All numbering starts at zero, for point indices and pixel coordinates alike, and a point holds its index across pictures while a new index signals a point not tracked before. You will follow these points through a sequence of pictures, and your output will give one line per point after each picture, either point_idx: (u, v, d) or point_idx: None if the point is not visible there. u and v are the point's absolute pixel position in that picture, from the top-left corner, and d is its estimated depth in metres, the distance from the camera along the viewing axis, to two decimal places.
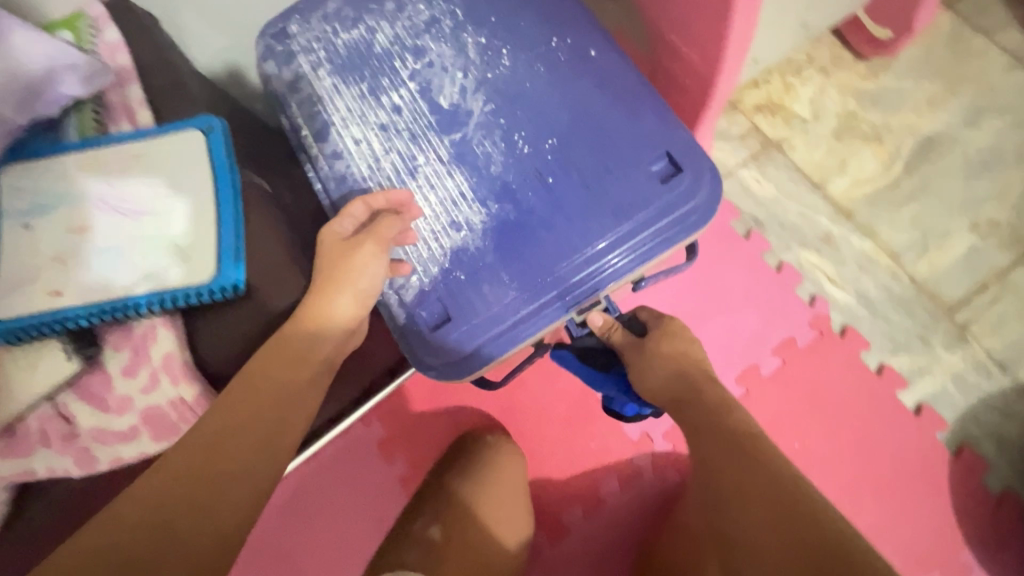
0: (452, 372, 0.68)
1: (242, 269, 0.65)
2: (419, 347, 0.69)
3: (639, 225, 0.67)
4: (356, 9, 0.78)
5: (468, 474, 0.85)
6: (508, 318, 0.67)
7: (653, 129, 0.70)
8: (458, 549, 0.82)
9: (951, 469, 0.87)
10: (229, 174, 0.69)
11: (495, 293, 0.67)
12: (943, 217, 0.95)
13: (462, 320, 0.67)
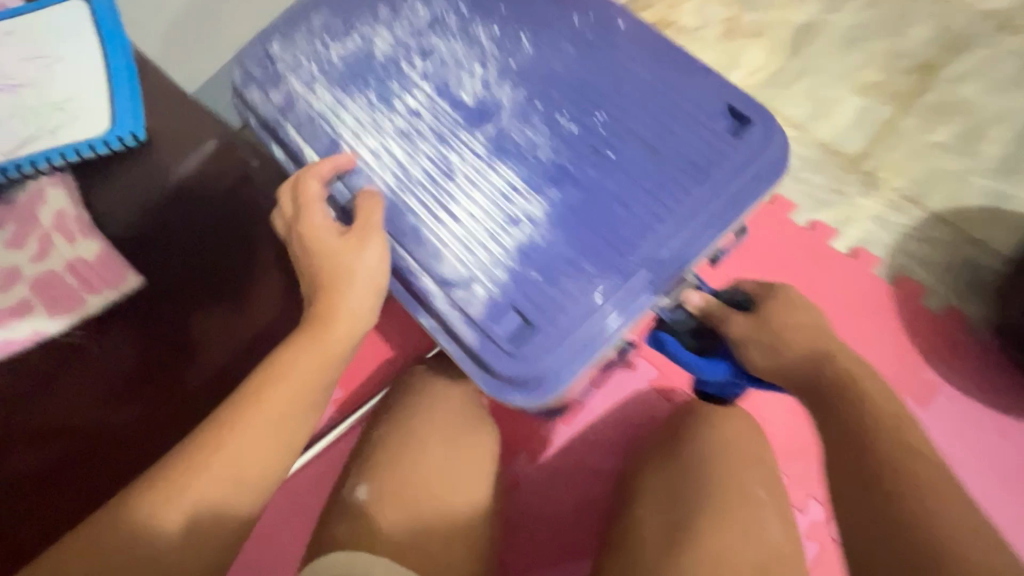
0: (537, 392, 0.65)
1: (139, 119, 0.64)
2: (496, 376, 0.66)
3: (722, 187, 0.68)
4: (346, 19, 0.76)
5: (392, 420, 0.73)
6: (600, 309, 0.65)
7: (715, 87, 0.72)
8: (394, 500, 0.66)
9: (895, 299, 0.87)
10: (118, 34, 0.67)
11: (581, 286, 0.65)
12: (831, 88, 1.00)
13: (547, 323, 0.65)
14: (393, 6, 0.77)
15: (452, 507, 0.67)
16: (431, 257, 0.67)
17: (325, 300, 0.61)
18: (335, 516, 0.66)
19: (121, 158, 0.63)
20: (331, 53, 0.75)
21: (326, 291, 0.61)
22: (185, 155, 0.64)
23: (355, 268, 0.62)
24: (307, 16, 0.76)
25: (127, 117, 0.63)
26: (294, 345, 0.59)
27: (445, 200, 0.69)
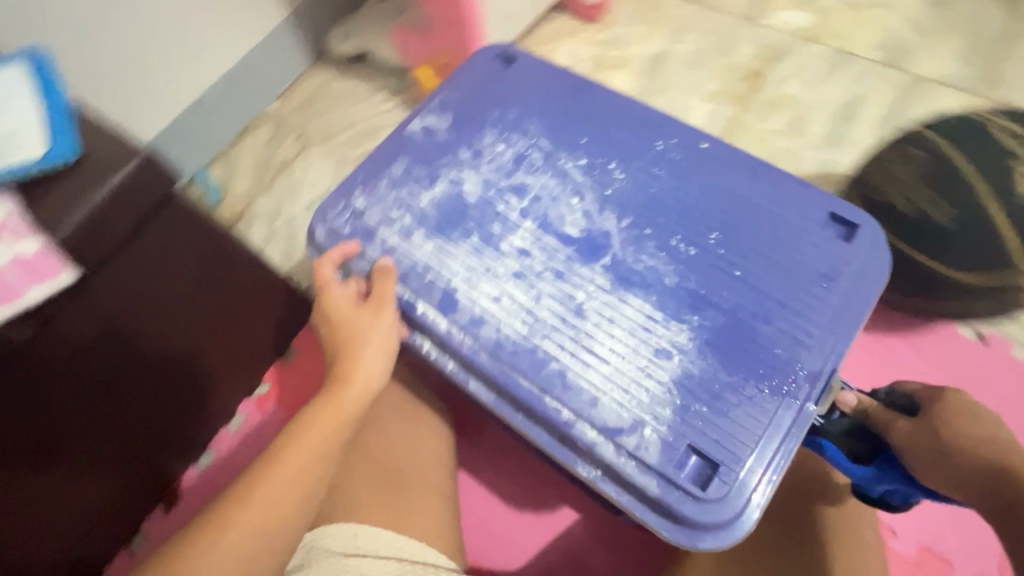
0: (722, 531, 0.53)
1: (74, 138, 0.58)
2: (683, 526, 0.53)
3: (844, 297, 0.58)
4: (427, 166, 0.67)
5: None
6: (788, 426, 0.54)
7: (815, 195, 0.63)
8: (359, 475, 0.69)
9: None
10: (60, 83, 0.63)
11: (756, 408, 0.55)
12: (683, 101, 1.21)
13: (734, 461, 0.53)
14: (473, 148, 0.68)
15: (412, 473, 0.70)
16: (557, 381, 0.57)
17: (344, 360, 0.60)
18: (318, 496, 0.67)
19: (55, 179, 0.57)
20: (392, 230, 0.65)
21: (343, 352, 0.60)
22: (109, 175, 0.57)
23: (368, 333, 0.60)
24: (384, 168, 0.68)
25: (58, 137, 0.57)
26: (315, 403, 0.59)
27: (586, 342, 0.58)
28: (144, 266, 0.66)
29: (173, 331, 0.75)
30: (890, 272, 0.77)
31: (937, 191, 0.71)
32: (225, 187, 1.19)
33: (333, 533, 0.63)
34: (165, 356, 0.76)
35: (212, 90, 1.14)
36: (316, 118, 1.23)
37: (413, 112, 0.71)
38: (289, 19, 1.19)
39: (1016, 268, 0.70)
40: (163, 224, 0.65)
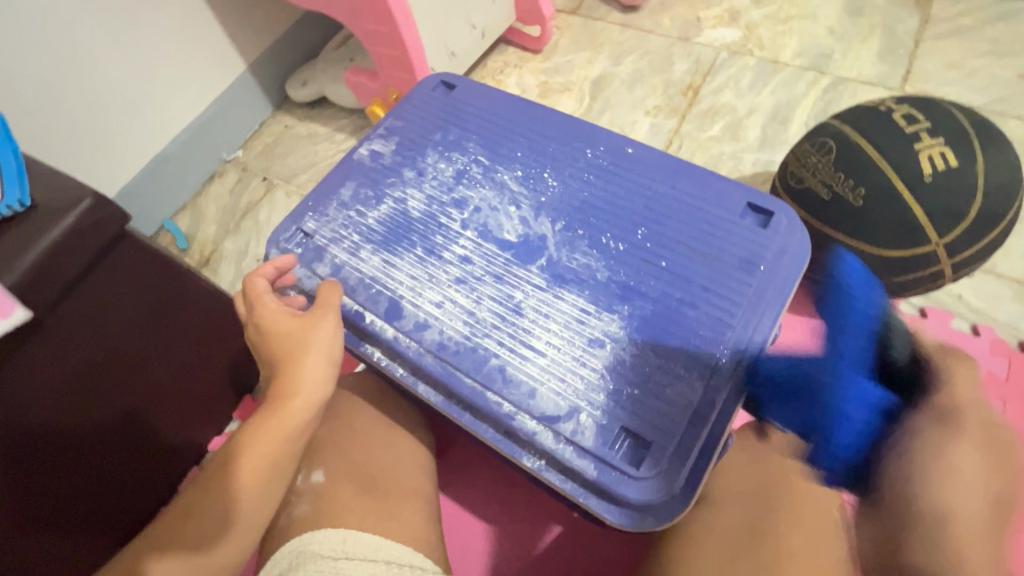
0: (658, 514, 0.55)
1: (25, 187, 0.62)
2: (621, 504, 0.55)
3: (763, 281, 0.62)
4: (375, 187, 0.72)
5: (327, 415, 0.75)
6: (716, 401, 0.57)
7: (730, 188, 0.67)
8: (345, 479, 0.69)
9: None
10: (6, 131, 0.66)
11: (687, 386, 0.57)
12: (627, 117, 1.26)
13: (665, 439, 0.56)
14: (418, 168, 0.72)
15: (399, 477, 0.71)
16: (497, 377, 0.59)
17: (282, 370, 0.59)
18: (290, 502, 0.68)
19: (9, 224, 0.61)
20: (336, 246, 0.68)
21: (283, 364, 0.59)
22: (58, 219, 0.61)
23: (303, 343, 0.59)
24: (337, 190, 0.72)
25: (14, 186, 0.62)
26: (261, 416, 0.59)
27: (524, 337, 0.61)
28: (88, 308, 0.67)
29: (130, 367, 0.76)
30: (819, 255, 0.81)
31: (848, 174, 0.76)
32: (191, 235, 1.22)
33: (322, 537, 0.62)
34: (126, 393, 0.77)
35: (174, 144, 1.18)
36: (277, 161, 1.28)
37: (362, 139, 0.76)
38: (246, 72, 1.25)
39: (929, 241, 0.74)
40: (108, 263, 0.67)
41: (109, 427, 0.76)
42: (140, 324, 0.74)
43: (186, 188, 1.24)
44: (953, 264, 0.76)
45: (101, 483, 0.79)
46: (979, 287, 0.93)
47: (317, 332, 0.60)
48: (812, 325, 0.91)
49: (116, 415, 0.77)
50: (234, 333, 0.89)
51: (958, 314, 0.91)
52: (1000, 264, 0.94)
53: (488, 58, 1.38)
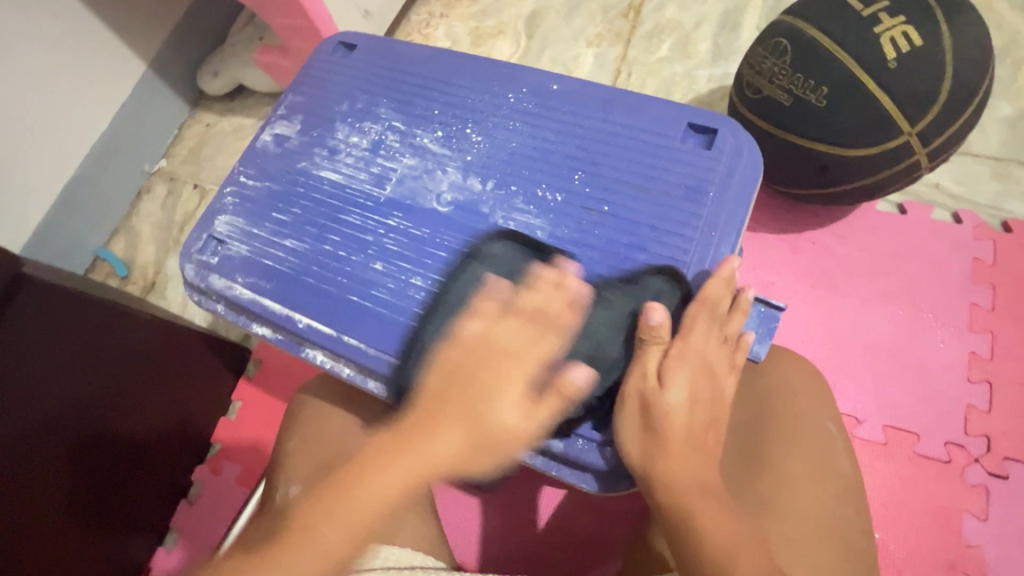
0: (610, 481, 0.54)
1: None
2: (589, 470, 0.54)
3: (716, 207, 0.56)
4: (284, 177, 0.65)
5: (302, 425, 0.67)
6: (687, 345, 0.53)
7: (669, 108, 0.61)
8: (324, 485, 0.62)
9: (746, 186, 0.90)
10: None
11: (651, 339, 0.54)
12: (569, 51, 1.14)
13: None
14: (327, 148, 0.65)
15: None
16: None
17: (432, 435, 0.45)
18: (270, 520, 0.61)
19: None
20: (262, 257, 0.62)
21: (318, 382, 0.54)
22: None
23: (480, 424, 0.45)
24: (244, 186, 0.65)
25: None
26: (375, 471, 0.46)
27: None
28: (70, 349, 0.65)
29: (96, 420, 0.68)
30: (788, 166, 0.76)
31: (809, 74, 0.69)
32: (130, 260, 1.08)
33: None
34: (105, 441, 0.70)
35: (86, 162, 1.02)
36: (206, 165, 1.13)
37: (264, 124, 0.68)
38: (149, 71, 1.08)
39: (901, 131, 0.68)
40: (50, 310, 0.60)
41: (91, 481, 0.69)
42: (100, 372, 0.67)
43: (114, 210, 1.09)
44: (929, 152, 0.70)
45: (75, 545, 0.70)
46: (956, 171, 0.89)
47: (501, 416, 0.46)
48: (796, 251, 0.86)
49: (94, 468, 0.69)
50: (202, 364, 0.84)
51: (939, 204, 0.87)
52: (976, 146, 0.89)
53: (409, 12, 1.24)
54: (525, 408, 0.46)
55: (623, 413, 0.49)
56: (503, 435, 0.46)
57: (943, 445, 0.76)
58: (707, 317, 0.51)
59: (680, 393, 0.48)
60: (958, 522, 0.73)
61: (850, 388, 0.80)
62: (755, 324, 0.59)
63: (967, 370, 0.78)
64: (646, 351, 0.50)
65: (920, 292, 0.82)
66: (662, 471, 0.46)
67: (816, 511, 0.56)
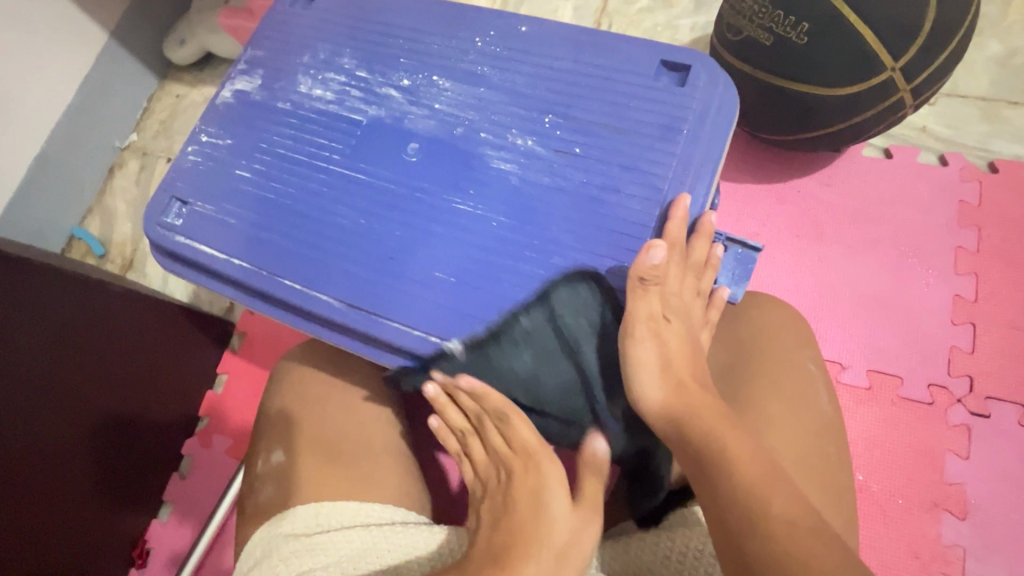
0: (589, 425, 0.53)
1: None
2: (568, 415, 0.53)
3: (690, 145, 0.55)
4: (248, 134, 0.62)
5: (282, 391, 0.66)
6: None
7: (640, 46, 0.58)
8: (307, 448, 0.61)
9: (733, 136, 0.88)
10: None
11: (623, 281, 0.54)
12: (546, 2, 1.02)
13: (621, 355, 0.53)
14: (290, 102, 0.63)
15: (369, 435, 0.63)
16: (429, 318, 0.54)
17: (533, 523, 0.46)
18: (255, 486, 0.61)
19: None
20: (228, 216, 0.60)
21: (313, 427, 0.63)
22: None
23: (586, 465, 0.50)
24: (207, 146, 0.63)
25: None
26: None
27: (438, 262, 0.55)
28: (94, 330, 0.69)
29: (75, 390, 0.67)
30: (769, 111, 0.74)
31: (788, 10, 0.66)
32: (106, 238, 1.06)
33: (296, 515, 0.55)
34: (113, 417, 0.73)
35: (53, 139, 0.98)
36: (178, 137, 1.09)
37: (224, 81, 0.66)
38: (110, 40, 1.02)
39: (884, 67, 0.66)
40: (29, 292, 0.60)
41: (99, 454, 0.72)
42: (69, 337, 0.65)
43: (85, 187, 1.06)
44: (912, 89, 0.68)
45: (86, 502, 0.72)
46: (944, 114, 0.87)
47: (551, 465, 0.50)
48: (783, 200, 0.85)
49: (82, 437, 0.69)
50: (197, 345, 0.85)
51: (925, 147, 0.86)
52: (962, 87, 0.88)
53: None
54: (569, 503, 0.48)
55: (636, 355, 0.49)
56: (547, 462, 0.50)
57: (926, 387, 0.76)
58: (683, 264, 0.52)
59: (678, 333, 0.50)
60: (941, 461, 0.73)
61: (838, 334, 0.79)
62: (731, 265, 0.58)
63: (951, 313, 0.78)
64: (648, 294, 0.49)
65: (905, 236, 0.82)
66: (684, 413, 0.47)
67: (797, 451, 0.57)
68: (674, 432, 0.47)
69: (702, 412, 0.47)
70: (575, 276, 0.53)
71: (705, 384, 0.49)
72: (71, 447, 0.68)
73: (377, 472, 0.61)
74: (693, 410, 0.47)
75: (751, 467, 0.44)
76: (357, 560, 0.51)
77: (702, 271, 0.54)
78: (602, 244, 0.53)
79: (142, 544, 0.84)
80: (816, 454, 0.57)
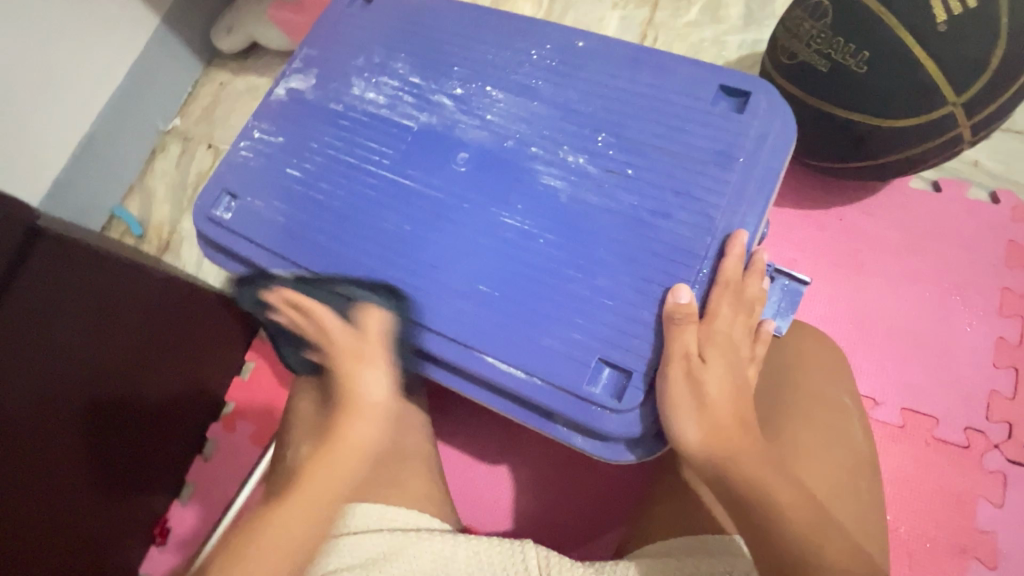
0: (621, 451, 0.52)
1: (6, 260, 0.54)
2: (602, 437, 0.52)
3: (744, 174, 0.54)
4: (300, 134, 0.63)
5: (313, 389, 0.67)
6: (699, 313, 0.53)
7: (699, 69, 0.58)
8: None
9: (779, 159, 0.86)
10: None
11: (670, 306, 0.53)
12: (593, 12, 1.01)
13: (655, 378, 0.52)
14: (343, 103, 0.63)
15: (396, 439, 0.64)
16: (469, 330, 0.54)
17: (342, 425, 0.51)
18: (282, 480, 0.62)
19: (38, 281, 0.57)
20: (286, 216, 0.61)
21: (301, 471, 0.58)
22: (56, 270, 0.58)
23: (368, 406, 0.51)
24: (259, 143, 0.64)
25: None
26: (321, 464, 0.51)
27: (481, 276, 0.55)
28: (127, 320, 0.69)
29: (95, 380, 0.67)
30: (818, 137, 0.73)
31: (849, 39, 0.65)
32: (145, 219, 1.07)
33: None
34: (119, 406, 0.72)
35: (100, 120, 1.00)
36: (220, 124, 1.11)
37: (279, 78, 0.67)
38: (161, 26, 1.05)
39: (944, 102, 0.64)
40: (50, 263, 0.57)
41: (108, 445, 0.72)
42: (96, 318, 0.65)
43: (128, 169, 1.08)
44: (973, 125, 0.66)
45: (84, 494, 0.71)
46: (999, 149, 0.84)
47: (375, 392, 0.51)
48: (825, 228, 0.83)
49: (81, 425, 0.68)
50: (220, 329, 0.85)
51: (977, 183, 0.83)
52: (1018, 121, 0.85)
53: None
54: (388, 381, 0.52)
55: (671, 394, 0.48)
56: (355, 440, 0.51)
57: (962, 430, 0.74)
58: (734, 301, 0.51)
59: (715, 374, 0.48)
60: (972, 507, 0.72)
61: (873, 368, 0.78)
62: (777, 297, 0.58)
63: (993, 354, 0.76)
64: (680, 333, 0.49)
65: (950, 273, 0.79)
66: (722, 452, 0.47)
67: (829, 489, 0.56)
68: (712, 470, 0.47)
69: (746, 462, 0.46)
70: (621, 301, 0.53)
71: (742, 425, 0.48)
72: (72, 437, 0.67)
73: (403, 474, 0.61)
74: (735, 457, 0.47)
75: (794, 524, 0.45)
76: (381, 563, 0.53)
77: (752, 306, 0.52)
78: (651, 270, 0.53)
79: (162, 522, 0.87)
80: (850, 493, 0.56)
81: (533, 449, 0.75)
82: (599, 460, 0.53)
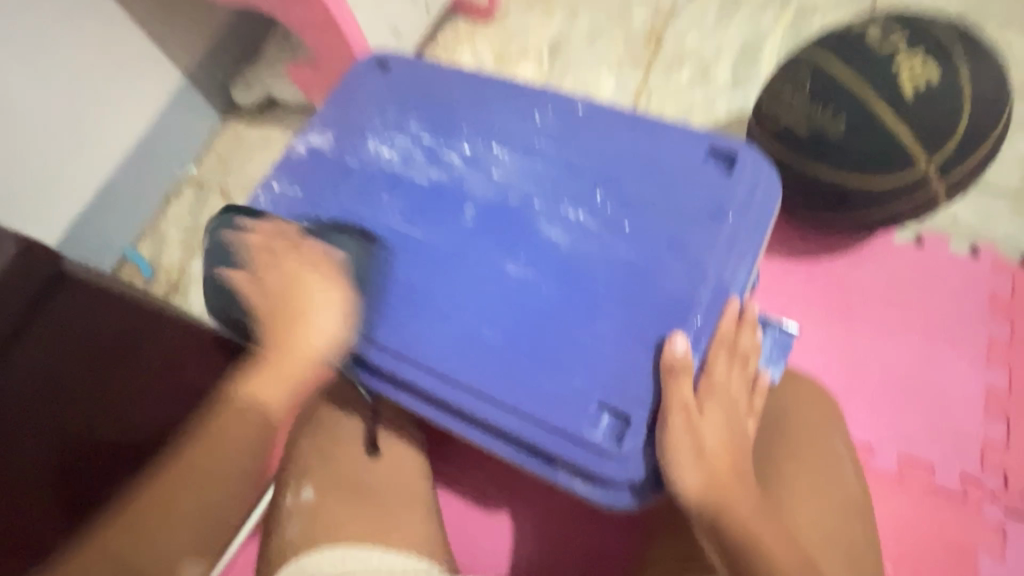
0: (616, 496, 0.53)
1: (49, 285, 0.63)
2: (603, 483, 0.54)
3: (734, 230, 0.58)
4: (317, 187, 0.67)
5: (314, 428, 0.67)
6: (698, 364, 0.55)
7: (689, 133, 0.63)
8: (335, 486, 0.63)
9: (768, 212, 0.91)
10: None
11: None
12: (590, 75, 1.08)
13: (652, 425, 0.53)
14: (359, 159, 0.67)
15: (393, 482, 0.66)
16: (473, 375, 0.56)
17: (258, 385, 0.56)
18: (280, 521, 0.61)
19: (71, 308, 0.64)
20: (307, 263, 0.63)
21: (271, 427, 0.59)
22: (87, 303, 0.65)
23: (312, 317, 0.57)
24: (275, 195, 0.68)
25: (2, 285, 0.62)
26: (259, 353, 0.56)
27: (487, 322, 0.58)
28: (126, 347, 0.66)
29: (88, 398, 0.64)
30: (802, 196, 0.77)
31: (827, 107, 0.70)
32: (155, 261, 1.10)
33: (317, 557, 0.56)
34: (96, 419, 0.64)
35: (120, 168, 1.05)
36: (233, 172, 1.15)
37: (298, 135, 0.71)
38: (185, 83, 1.11)
39: (919, 165, 0.69)
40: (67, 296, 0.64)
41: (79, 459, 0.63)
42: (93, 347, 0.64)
43: (143, 212, 1.12)
44: (946, 186, 0.71)
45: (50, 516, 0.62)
46: (976, 206, 0.89)
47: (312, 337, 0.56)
48: (815, 278, 0.87)
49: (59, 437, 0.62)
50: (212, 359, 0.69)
51: (957, 237, 0.87)
52: (994, 180, 0.90)
53: (437, 30, 1.17)
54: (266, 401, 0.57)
55: (674, 442, 0.51)
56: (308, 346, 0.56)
57: (958, 479, 0.75)
58: (729, 353, 0.54)
59: (713, 421, 0.52)
60: (972, 559, 0.72)
61: (867, 416, 0.79)
62: (768, 346, 0.60)
63: (983, 404, 0.78)
64: (678, 384, 0.52)
65: (938, 324, 0.82)
66: (717, 498, 0.50)
67: (827, 538, 0.56)
68: (712, 520, 0.50)
69: (740, 508, 0.49)
70: (624, 355, 0.55)
71: (737, 477, 0.51)
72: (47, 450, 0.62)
73: (402, 517, 0.63)
74: (730, 505, 0.49)
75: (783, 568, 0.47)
76: None
77: (747, 357, 0.55)
78: (652, 322, 0.55)
79: None
80: (848, 542, 0.57)
81: (528, 490, 0.76)
82: (599, 505, 0.54)
